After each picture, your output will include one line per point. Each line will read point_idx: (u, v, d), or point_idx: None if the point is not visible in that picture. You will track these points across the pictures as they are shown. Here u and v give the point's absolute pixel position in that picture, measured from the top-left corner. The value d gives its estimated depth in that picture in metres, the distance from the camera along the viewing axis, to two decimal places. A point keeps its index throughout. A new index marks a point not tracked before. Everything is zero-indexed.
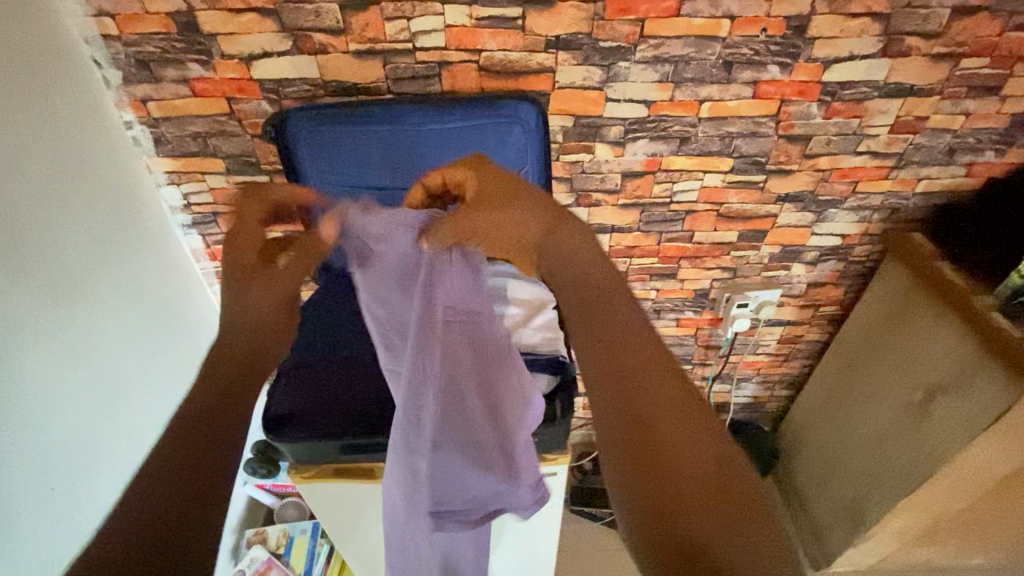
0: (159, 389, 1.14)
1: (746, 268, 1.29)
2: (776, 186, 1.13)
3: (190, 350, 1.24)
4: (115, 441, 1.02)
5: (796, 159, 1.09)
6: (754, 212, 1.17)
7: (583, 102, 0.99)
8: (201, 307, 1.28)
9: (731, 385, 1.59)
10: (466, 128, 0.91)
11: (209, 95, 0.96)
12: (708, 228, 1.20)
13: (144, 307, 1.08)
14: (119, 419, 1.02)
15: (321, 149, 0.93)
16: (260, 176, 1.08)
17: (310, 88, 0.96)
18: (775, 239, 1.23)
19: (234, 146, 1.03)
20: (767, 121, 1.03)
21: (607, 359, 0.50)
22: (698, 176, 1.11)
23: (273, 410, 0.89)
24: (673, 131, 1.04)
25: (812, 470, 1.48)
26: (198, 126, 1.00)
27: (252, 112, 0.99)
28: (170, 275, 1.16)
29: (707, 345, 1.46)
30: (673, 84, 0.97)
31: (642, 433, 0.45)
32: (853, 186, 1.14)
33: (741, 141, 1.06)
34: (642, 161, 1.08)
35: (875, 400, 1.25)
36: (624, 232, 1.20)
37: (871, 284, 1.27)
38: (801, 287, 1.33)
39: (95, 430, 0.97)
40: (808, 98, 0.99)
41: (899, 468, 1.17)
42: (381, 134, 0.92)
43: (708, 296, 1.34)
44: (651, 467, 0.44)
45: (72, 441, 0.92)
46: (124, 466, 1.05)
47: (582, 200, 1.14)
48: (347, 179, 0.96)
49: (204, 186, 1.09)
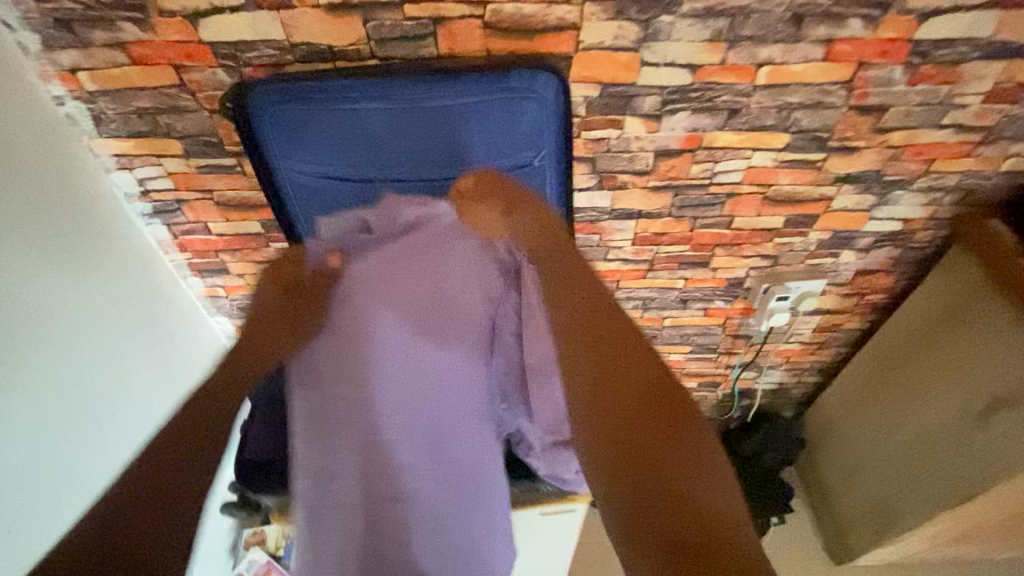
0: (125, 399, 1.00)
1: (789, 256, 1.13)
2: (836, 165, 0.95)
3: (164, 356, 1.09)
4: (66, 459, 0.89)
5: (865, 135, 0.91)
6: (806, 195, 1.01)
7: (613, 67, 0.81)
8: (175, 305, 1.13)
9: (757, 372, 1.46)
10: (466, 106, 0.73)
11: (153, 62, 0.78)
12: (751, 213, 1.04)
13: (102, 316, 0.94)
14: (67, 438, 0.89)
15: (291, 134, 0.76)
16: (225, 158, 0.91)
17: (275, 52, 0.77)
18: (827, 225, 1.07)
19: (190, 124, 0.86)
20: (837, 89, 0.84)
21: (616, 379, 0.47)
22: (746, 155, 0.93)
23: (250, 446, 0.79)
24: (720, 102, 0.85)
25: (836, 465, 1.40)
26: (144, 101, 0.83)
27: (206, 83, 0.80)
28: (130, 274, 1.00)
29: (735, 334, 1.33)
30: (727, 43, 0.78)
31: (642, 463, 0.43)
32: (926, 165, 0.96)
33: (801, 114, 0.87)
34: (680, 138, 0.90)
35: (920, 403, 1.13)
36: (652, 218, 1.04)
37: (930, 276, 1.11)
38: (847, 275, 1.18)
39: (57, 459, 0.87)
40: (892, 60, 0.81)
41: (939, 481, 1.07)
42: (361, 115, 0.74)
43: (742, 285, 1.20)
44: (619, 457, 0.43)
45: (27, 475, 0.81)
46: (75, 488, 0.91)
47: (605, 182, 0.97)
48: (323, 170, 0.79)
49: (161, 171, 0.92)
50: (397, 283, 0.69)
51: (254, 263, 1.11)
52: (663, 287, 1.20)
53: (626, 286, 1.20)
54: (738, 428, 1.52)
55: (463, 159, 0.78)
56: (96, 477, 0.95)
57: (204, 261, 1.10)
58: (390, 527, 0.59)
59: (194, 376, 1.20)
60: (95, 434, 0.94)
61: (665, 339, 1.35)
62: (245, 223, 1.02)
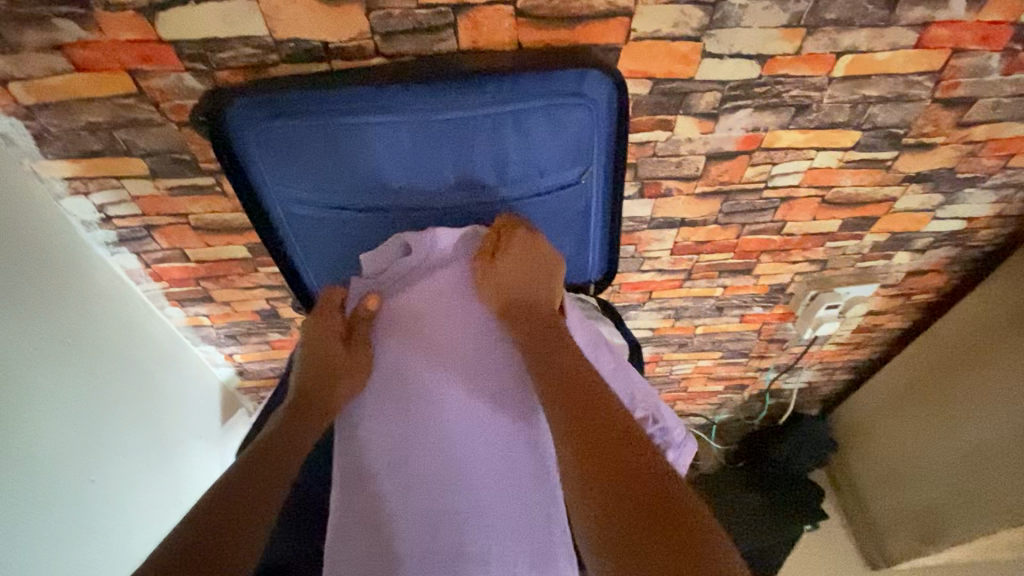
0: (108, 454, 0.87)
1: (838, 261, 1.03)
2: (907, 164, 0.84)
3: (148, 401, 0.96)
4: (44, 535, 0.76)
5: (944, 130, 0.79)
6: (868, 196, 0.89)
7: (667, 60, 0.67)
8: (155, 342, 0.99)
9: (786, 373, 1.35)
10: (499, 115, 0.59)
11: (102, 68, 0.62)
12: (804, 217, 0.92)
13: (74, 364, 0.81)
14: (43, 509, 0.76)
15: (283, 155, 0.62)
16: (201, 177, 0.76)
17: (256, 51, 0.62)
18: (885, 227, 0.96)
19: (155, 140, 0.71)
20: (924, 79, 0.72)
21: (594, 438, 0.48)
22: (808, 155, 0.81)
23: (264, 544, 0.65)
24: (788, 98, 0.73)
25: (872, 472, 1.33)
26: (95, 114, 0.67)
27: (171, 90, 0.65)
28: (99, 314, 0.86)
29: (771, 339, 1.23)
30: (805, 29, 0.65)
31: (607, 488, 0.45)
32: (1005, 161, 0.85)
33: (878, 109, 0.75)
34: (737, 139, 0.78)
35: (975, 412, 1.06)
36: (695, 226, 0.92)
37: (991, 280, 1.01)
38: (898, 277, 1.08)
39: (41, 525, 0.76)
40: (992, 46, 0.68)
41: (997, 498, 1.01)
42: (369, 130, 0.60)
43: (785, 291, 1.09)
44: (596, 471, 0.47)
45: (8, 550, 0.71)
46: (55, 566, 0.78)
47: (646, 189, 0.85)
48: (326, 198, 0.65)
49: (124, 194, 0.77)
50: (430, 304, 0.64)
51: (241, 290, 0.97)
52: (698, 296, 1.10)
53: (659, 296, 1.09)
54: (767, 432, 1.44)
55: (494, 178, 0.64)
56: (94, 536, 0.84)
57: (183, 290, 0.96)
58: None
59: (184, 418, 1.07)
60: (83, 492, 0.83)
61: (695, 347, 1.25)
62: (229, 248, 0.88)
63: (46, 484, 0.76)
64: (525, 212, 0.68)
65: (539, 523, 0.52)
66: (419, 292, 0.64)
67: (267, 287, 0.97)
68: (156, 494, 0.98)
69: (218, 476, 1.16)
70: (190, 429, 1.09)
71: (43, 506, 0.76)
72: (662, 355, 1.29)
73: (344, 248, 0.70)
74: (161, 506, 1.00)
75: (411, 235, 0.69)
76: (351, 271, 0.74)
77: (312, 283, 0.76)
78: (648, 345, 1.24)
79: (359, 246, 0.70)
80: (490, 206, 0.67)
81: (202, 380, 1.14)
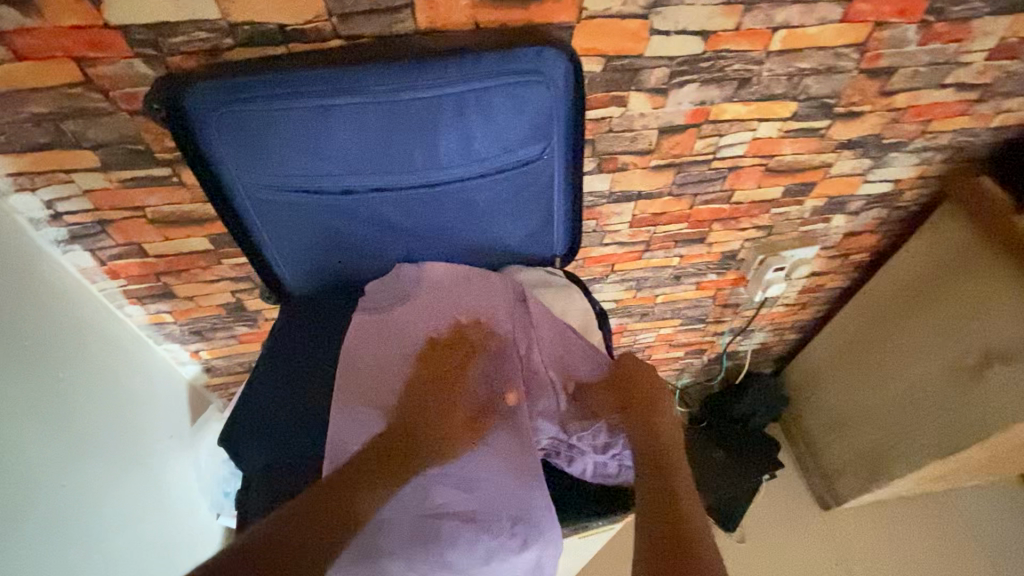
0: (80, 456, 0.86)
1: (783, 226, 1.10)
2: (839, 131, 0.91)
3: (117, 398, 0.95)
4: (30, 544, 0.74)
5: (870, 99, 0.86)
6: (807, 163, 0.96)
7: (618, 37, 0.70)
8: (115, 342, 0.97)
9: (741, 335, 1.44)
10: (459, 97, 0.61)
11: (45, 55, 0.60)
12: (750, 185, 0.99)
13: (38, 368, 0.79)
14: (26, 518, 0.74)
15: (245, 142, 0.62)
16: (157, 168, 0.74)
17: (210, 35, 0.61)
18: (823, 192, 1.04)
19: (106, 131, 0.69)
20: (850, 52, 0.78)
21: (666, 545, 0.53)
22: (752, 126, 0.87)
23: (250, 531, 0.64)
24: (731, 71, 0.78)
25: (821, 420, 1.44)
26: (39, 105, 0.65)
27: (121, 78, 0.63)
28: (54, 315, 0.83)
29: (725, 305, 1.31)
30: (743, 5, 0.69)
31: None
32: (924, 126, 0.93)
33: (812, 81, 0.81)
34: (686, 112, 0.82)
35: (907, 357, 1.16)
36: (652, 198, 0.97)
37: (919, 234, 1.10)
38: (837, 239, 1.17)
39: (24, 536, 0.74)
40: (908, 18, 0.75)
41: (931, 431, 1.12)
42: (334, 115, 0.60)
43: (736, 257, 1.16)
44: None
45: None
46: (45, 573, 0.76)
47: (604, 164, 0.89)
48: (293, 183, 0.66)
49: (75, 189, 0.75)
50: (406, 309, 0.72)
51: (203, 283, 0.95)
52: (657, 267, 1.15)
53: (621, 269, 1.14)
54: (727, 392, 1.51)
55: (459, 161, 0.66)
56: (77, 542, 0.82)
57: (143, 286, 0.94)
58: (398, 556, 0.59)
59: (151, 415, 1.05)
60: (59, 498, 0.81)
61: (657, 316, 1.31)
62: (190, 240, 0.86)
63: (23, 492, 0.75)
64: (489, 191, 0.70)
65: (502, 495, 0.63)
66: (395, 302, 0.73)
67: (231, 279, 0.95)
68: (130, 492, 0.97)
69: (190, 474, 1.14)
70: (160, 426, 1.07)
71: (25, 514, 0.74)
72: (626, 326, 1.35)
73: (313, 234, 0.71)
74: (136, 505, 0.98)
75: (379, 219, 0.71)
76: (321, 255, 0.74)
77: (280, 269, 0.76)
78: (613, 316, 1.29)
79: (328, 231, 0.71)
80: (456, 186, 0.69)
81: (168, 379, 1.12)
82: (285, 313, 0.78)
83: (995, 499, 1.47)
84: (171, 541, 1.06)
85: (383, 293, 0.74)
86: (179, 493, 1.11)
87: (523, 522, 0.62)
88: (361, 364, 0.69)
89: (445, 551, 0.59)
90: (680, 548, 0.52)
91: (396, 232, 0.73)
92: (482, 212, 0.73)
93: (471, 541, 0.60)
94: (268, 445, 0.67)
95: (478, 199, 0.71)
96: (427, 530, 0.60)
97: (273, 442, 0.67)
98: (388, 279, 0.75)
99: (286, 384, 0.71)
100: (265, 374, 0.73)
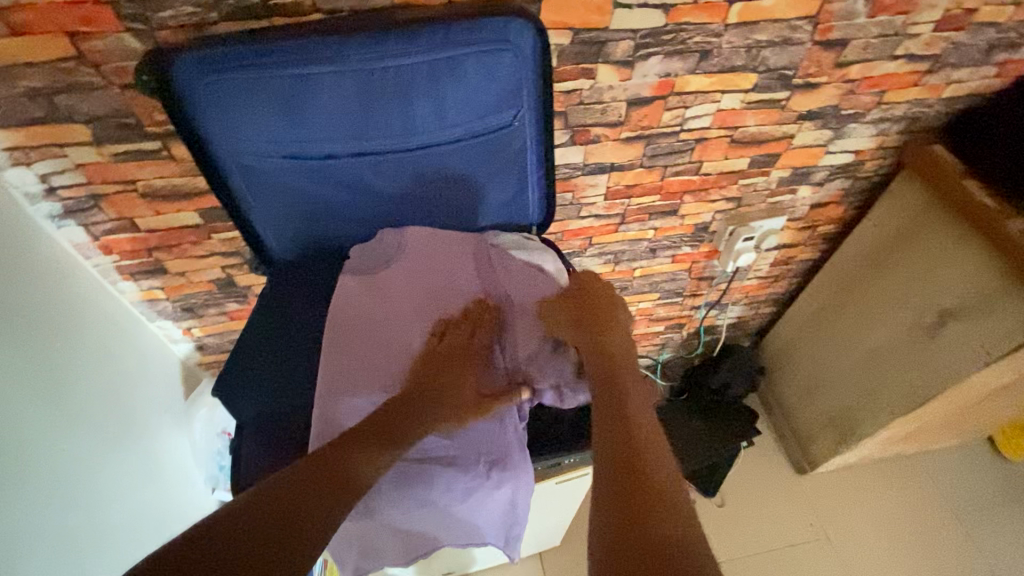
0: (78, 427, 0.89)
1: (751, 197, 1.16)
2: (799, 103, 0.96)
3: (111, 371, 0.98)
4: (37, 504, 0.78)
5: (826, 70, 0.91)
6: (770, 134, 1.01)
7: (584, 11, 0.75)
8: (108, 318, 1.00)
9: (718, 309, 1.49)
10: (432, 64, 0.65)
11: (39, 31, 0.63)
12: (718, 156, 1.04)
13: (37, 338, 0.82)
14: (31, 482, 0.78)
15: (230, 109, 0.66)
16: (147, 142, 0.78)
17: (196, 10, 0.64)
18: (787, 163, 1.09)
19: (98, 105, 0.72)
20: (804, 24, 0.83)
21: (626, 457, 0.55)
22: (715, 98, 0.92)
23: (246, 477, 0.69)
24: (692, 44, 0.82)
25: (796, 387, 1.50)
26: (33, 80, 0.68)
27: (111, 52, 0.67)
28: (49, 289, 0.86)
29: (700, 277, 1.36)
30: None
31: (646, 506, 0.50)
32: (879, 97, 0.99)
33: (769, 53, 0.86)
34: (652, 84, 0.87)
35: (871, 321, 1.22)
36: (624, 170, 1.02)
37: (880, 202, 1.16)
38: (803, 210, 1.22)
39: (29, 498, 0.77)
40: None
41: (894, 390, 1.18)
42: (313, 82, 0.64)
43: (708, 229, 1.22)
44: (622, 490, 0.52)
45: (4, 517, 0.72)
46: (51, 532, 0.80)
47: (577, 136, 0.93)
48: (277, 148, 0.69)
49: (68, 163, 0.78)
50: (389, 274, 0.76)
51: (194, 259, 0.99)
52: (633, 239, 1.20)
53: (598, 242, 1.19)
54: (704, 363, 1.57)
55: (434, 126, 0.70)
56: (78, 506, 0.86)
57: (136, 262, 0.97)
58: (386, 498, 0.64)
59: (144, 390, 1.08)
60: (59, 463, 0.84)
61: (636, 289, 1.36)
62: (180, 214, 0.90)
63: (27, 455, 0.78)
64: (463, 156, 0.74)
65: (479, 439, 0.67)
66: (379, 269, 0.77)
67: (221, 254, 0.99)
68: (127, 463, 1.00)
69: (184, 449, 1.18)
70: (154, 400, 1.11)
71: (29, 479, 0.77)
72: None
73: (298, 199, 0.75)
74: (132, 476, 1.01)
75: (359, 183, 0.75)
76: (306, 221, 0.78)
77: (265, 235, 0.80)
78: (592, 290, 1.34)
79: (311, 196, 0.75)
80: (431, 152, 0.73)
81: (162, 356, 1.15)
82: (270, 279, 0.81)
83: (963, 460, 1.54)
84: (167, 511, 1.10)
85: (367, 260, 0.78)
86: (173, 465, 1.14)
87: (496, 464, 0.66)
88: (345, 328, 0.72)
89: (427, 489, 0.64)
90: (632, 462, 0.55)
91: (378, 196, 0.77)
92: (459, 177, 0.77)
93: (450, 480, 0.65)
94: (259, 395, 0.71)
95: (454, 163, 0.75)
96: (407, 472, 0.65)
97: (264, 393, 0.71)
98: (372, 245, 0.79)
99: (276, 344, 0.75)
100: (256, 336, 0.76)
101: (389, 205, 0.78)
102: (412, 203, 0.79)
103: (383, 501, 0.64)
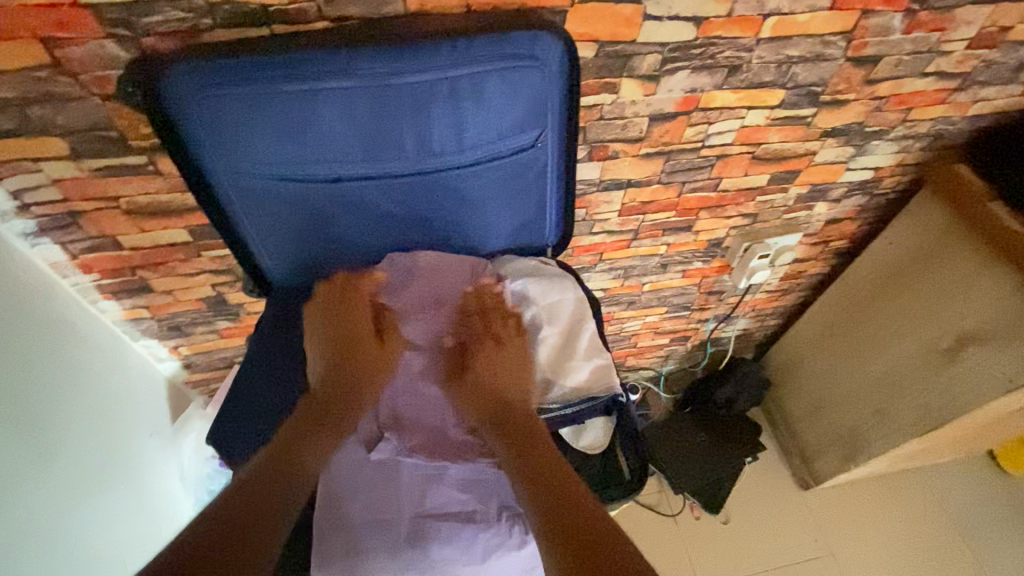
0: (63, 460, 0.83)
1: (767, 213, 1.12)
2: (824, 119, 0.92)
3: (93, 396, 0.91)
4: (12, 549, 0.71)
5: (855, 87, 0.87)
6: (792, 151, 0.97)
7: (611, 22, 0.69)
8: (88, 340, 0.92)
9: (724, 323, 1.46)
10: (449, 81, 0.60)
11: (7, 36, 0.56)
12: (738, 173, 0.99)
13: (13, 367, 0.75)
14: (12, 531, 0.72)
15: (228, 128, 0.59)
16: (131, 155, 0.71)
17: (186, 15, 0.58)
18: (807, 179, 1.05)
19: (76, 116, 0.65)
20: (838, 39, 0.79)
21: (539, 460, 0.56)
22: (740, 114, 0.87)
23: None
24: (721, 59, 0.77)
25: (802, 402, 1.48)
26: (1, 89, 0.61)
27: (90, 60, 0.60)
28: (23, 311, 0.79)
29: (710, 292, 1.32)
30: None
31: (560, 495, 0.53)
32: (904, 114, 0.95)
33: (800, 68, 0.82)
34: (676, 100, 0.82)
35: (885, 341, 1.20)
36: (641, 186, 0.97)
37: (901, 219, 1.13)
38: (818, 225, 1.19)
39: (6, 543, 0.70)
40: (894, 7, 0.76)
41: (907, 413, 1.16)
42: (320, 100, 0.58)
43: (721, 245, 1.18)
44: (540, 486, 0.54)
45: None
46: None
47: (595, 152, 0.88)
48: (279, 170, 0.63)
49: (43, 179, 0.71)
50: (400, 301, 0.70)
51: (182, 277, 0.92)
52: (644, 255, 1.16)
53: (609, 257, 1.14)
54: (709, 377, 1.54)
55: (450, 147, 0.65)
56: (61, 544, 0.80)
57: (119, 281, 0.90)
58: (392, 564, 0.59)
59: (129, 413, 1.01)
60: (39, 499, 0.77)
61: (643, 303, 1.32)
62: (167, 232, 0.83)
63: (10, 493, 0.72)
64: (478, 178, 0.69)
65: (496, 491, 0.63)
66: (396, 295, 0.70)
67: (211, 272, 0.92)
68: (112, 492, 0.94)
69: (170, 472, 1.11)
70: (139, 423, 1.04)
71: (7, 522, 0.71)
72: (612, 314, 1.35)
73: (300, 222, 0.69)
74: (117, 505, 0.95)
75: (365, 206, 0.69)
76: (306, 245, 0.72)
77: (262, 259, 0.74)
78: None
79: (313, 220, 0.69)
80: (442, 173, 0.67)
81: (146, 376, 1.08)
82: (268, 306, 0.75)
83: (963, 475, 1.53)
84: (153, 537, 1.04)
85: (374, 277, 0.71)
86: (160, 486, 1.08)
87: (518, 517, 0.62)
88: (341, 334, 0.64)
89: (441, 550, 0.59)
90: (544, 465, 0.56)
91: (387, 220, 0.71)
92: (474, 201, 0.71)
93: (467, 539, 0.60)
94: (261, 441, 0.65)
95: (468, 186, 0.69)
96: (423, 530, 0.60)
97: (269, 440, 0.65)
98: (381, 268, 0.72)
99: (276, 379, 0.69)
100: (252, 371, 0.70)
101: (396, 226, 0.72)
102: (424, 224, 0.73)
103: (399, 563, 0.59)
